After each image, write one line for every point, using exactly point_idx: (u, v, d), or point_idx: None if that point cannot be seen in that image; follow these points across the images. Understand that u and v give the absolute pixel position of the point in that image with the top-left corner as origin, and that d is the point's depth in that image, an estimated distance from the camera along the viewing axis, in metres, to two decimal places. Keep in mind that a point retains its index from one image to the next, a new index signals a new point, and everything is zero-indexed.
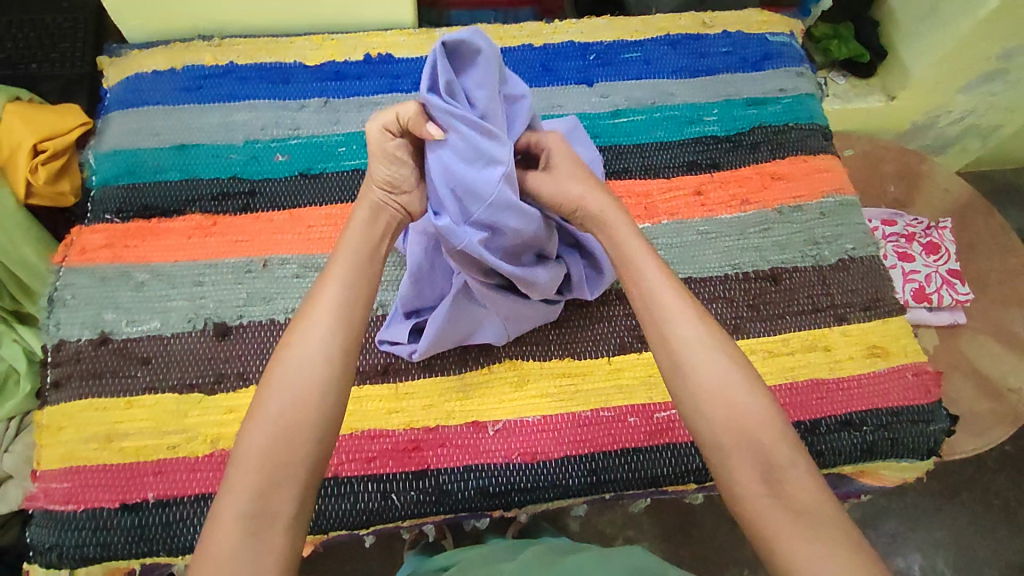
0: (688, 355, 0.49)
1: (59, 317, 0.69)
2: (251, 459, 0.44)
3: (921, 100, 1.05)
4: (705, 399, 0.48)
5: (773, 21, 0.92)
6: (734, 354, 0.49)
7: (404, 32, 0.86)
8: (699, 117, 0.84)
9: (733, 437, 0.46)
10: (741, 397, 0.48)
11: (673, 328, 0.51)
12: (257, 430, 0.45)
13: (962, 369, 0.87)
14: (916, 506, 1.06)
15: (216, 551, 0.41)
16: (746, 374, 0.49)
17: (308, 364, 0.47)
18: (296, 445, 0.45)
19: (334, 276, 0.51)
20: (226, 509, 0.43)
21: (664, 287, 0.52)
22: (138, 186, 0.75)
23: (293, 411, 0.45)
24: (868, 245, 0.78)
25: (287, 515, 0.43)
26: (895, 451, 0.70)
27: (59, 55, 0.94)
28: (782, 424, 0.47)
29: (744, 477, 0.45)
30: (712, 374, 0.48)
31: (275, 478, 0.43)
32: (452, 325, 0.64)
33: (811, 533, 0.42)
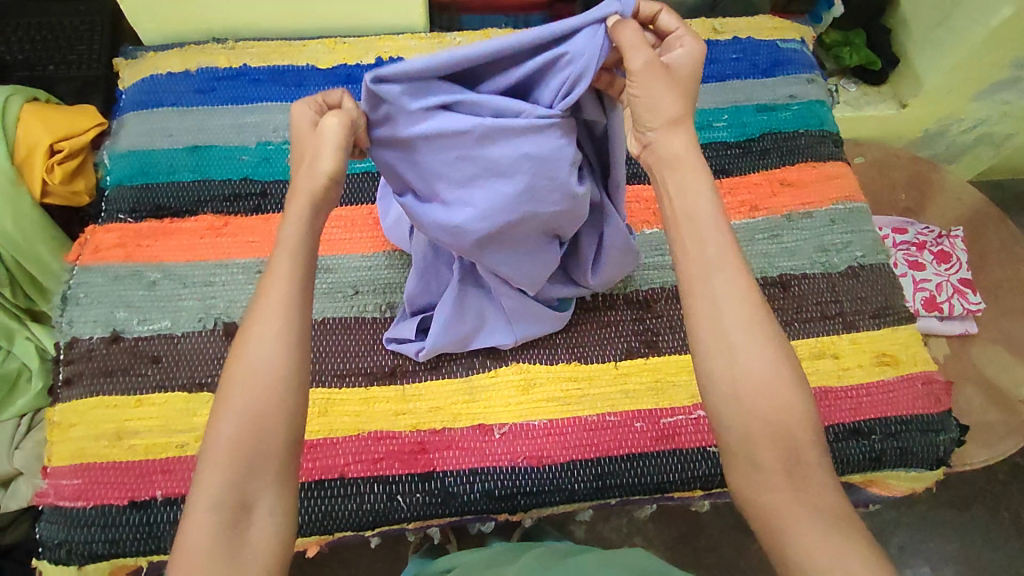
0: (737, 340, 0.45)
1: (72, 315, 0.70)
2: (221, 449, 0.44)
3: (933, 108, 1.04)
4: (746, 386, 0.45)
5: (784, 27, 0.92)
6: (781, 340, 0.46)
7: (416, 36, 0.87)
8: (709, 123, 0.84)
9: (765, 432, 0.44)
10: (778, 390, 0.45)
11: (725, 304, 0.46)
12: (225, 420, 0.44)
13: (973, 379, 0.87)
14: (925, 517, 1.05)
15: (195, 538, 0.42)
16: (788, 364, 0.46)
17: (267, 357, 0.45)
18: (270, 429, 0.44)
19: (278, 271, 0.47)
20: (199, 497, 0.43)
21: (724, 258, 0.47)
22: (151, 186, 0.76)
23: (256, 403, 0.44)
24: (877, 253, 0.78)
25: (264, 500, 0.44)
26: (904, 461, 0.70)
27: (76, 57, 0.95)
28: (815, 420, 0.45)
29: (771, 472, 0.44)
30: (758, 360, 0.45)
31: (250, 467, 0.43)
32: (455, 319, 0.66)
33: (829, 529, 0.42)
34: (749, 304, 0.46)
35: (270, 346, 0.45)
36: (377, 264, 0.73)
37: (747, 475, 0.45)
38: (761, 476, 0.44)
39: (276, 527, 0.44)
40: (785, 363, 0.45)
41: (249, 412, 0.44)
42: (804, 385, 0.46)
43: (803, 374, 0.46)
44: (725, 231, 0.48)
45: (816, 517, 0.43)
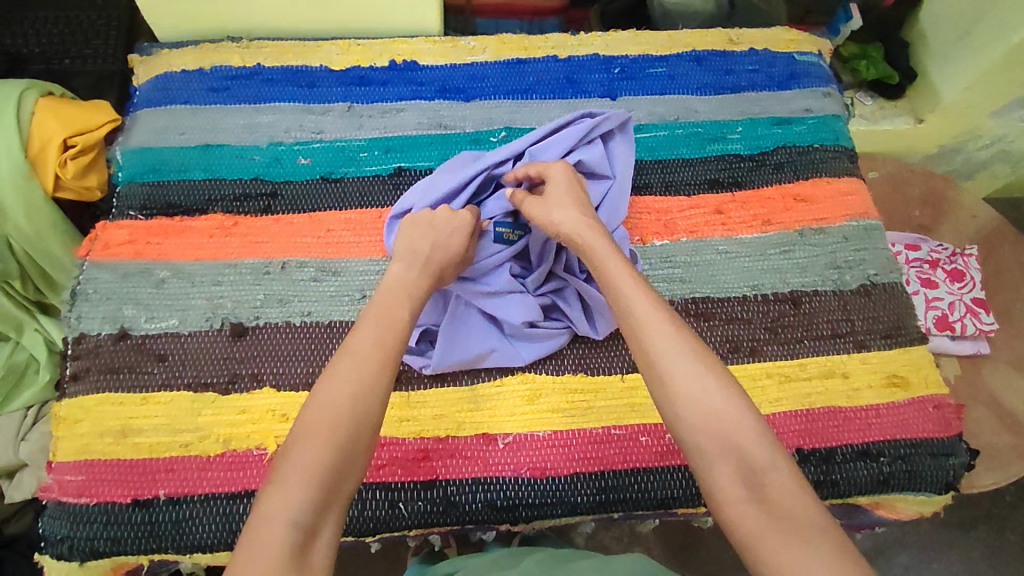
0: (667, 360, 0.51)
1: (80, 311, 0.70)
2: (302, 467, 0.45)
3: (950, 124, 1.03)
4: (685, 408, 0.49)
5: (802, 40, 0.91)
6: (709, 360, 0.51)
7: (430, 40, 0.87)
8: (723, 134, 0.83)
9: (709, 439, 0.47)
10: (714, 398, 0.48)
11: (649, 343, 0.52)
12: (310, 445, 0.46)
13: (983, 401, 0.85)
14: (930, 537, 1.04)
15: (263, 550, 0.41)
16: (721, 382, 0.49)
17: (356, 387, 0.49)
18: (352, 461, 0.47)
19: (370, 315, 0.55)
20: (275, 511, 0.43)
21: (642, 303, 0.54)
22: (163, 184, 0.76)
23: (345, 425, 0.48)
24: (890, 272, 0.77)
25: (328, 526, 0.44)
26: (912, 484, 0.69)
27: (92, 51, 0.96)
28: (761, 424, 0.47)
29: (723, 478, 0.46)
30: (687, 381, 0.49)
31: (327, 493, 0.45)
32: (460, 337, 0.67)
33: (790, 535, 0.42)
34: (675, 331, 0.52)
35: (364, 369, 0.50)
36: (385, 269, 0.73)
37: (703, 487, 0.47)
38: (722, 490, 0.45)
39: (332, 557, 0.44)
40: (716, 376, 0.50)
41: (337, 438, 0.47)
42: (741, 397, 0.49)
43: (742, 387, 0.50)
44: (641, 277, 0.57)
45: (776, 523, 0.43)
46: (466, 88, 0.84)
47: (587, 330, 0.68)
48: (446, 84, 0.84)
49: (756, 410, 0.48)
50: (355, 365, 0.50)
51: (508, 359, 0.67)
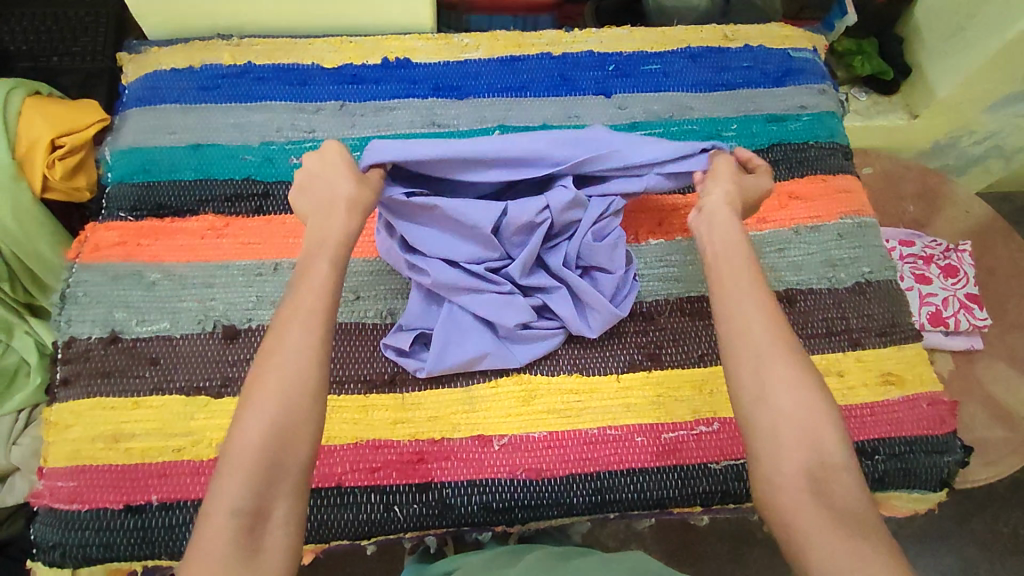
0: (764, 352, 0.52)
1: (70, 314, 0.69)
2: (244, 455, 0.46)
3: (944, 120, 1.03)
4: (774, 393, 0.51)
5: (796, 36, 0.91)
6: (805, 358, 0.52)
7: (423, 37, 0.86)
8: (717, 132, 0.83)
9: (793, 432, 0.49)
10: (806, 396, 0.50)
11: (750, 327, 0.53)
12: (248, 428, 0.47)
13: (977, 396, 0.86)
14: (923, 531, 1.05)
15: (210, 541, 0.44)
16: (813, 379, 0.51)
17: (297, 366, 0.50)
18: (293, 439, 0.48)
19: (311, 280, 0.54)
20: (218, 502, 0.45)
21: (751, 293, 0.55)
22: (153, 185, 0.75)
23: (284, 411, 0.48)
24: (885, 269, 0.77)
25: (279, 508, 0.46)
26: (907, 482, 0.69)
27: (79, 48, 0.94)
28: (841, 427, 0.50)
29: (794, 469, 0.48)
30: (781, 370, 0.51)
31: (270, 478, 0.46)
32: (453, 343, 0.66)
33: (849, 533, 0.45)
34: (775, 325, 0.54)
35: (298, 349, 0.50)
36: (378, 270, 0.72)
37: (768, 471, 0.49)
38: (787, 474, 0.48)
39: (288, 537, 0.46)
40: (809, 377, 0.51)
41: (275, 422, 0.48)
42: (830, 399, 0.51)
43: (829, 390, 0.52)
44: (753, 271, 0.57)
45: (838, 523, 0.46)
46: (459, 86, 0.83)
47: (581, 327, 0.67)
48: (440, 82, 0.83)
49: (838, 414, 0.51)
50: (294, 346, 0.50)
51: (506, 356, 0.67)
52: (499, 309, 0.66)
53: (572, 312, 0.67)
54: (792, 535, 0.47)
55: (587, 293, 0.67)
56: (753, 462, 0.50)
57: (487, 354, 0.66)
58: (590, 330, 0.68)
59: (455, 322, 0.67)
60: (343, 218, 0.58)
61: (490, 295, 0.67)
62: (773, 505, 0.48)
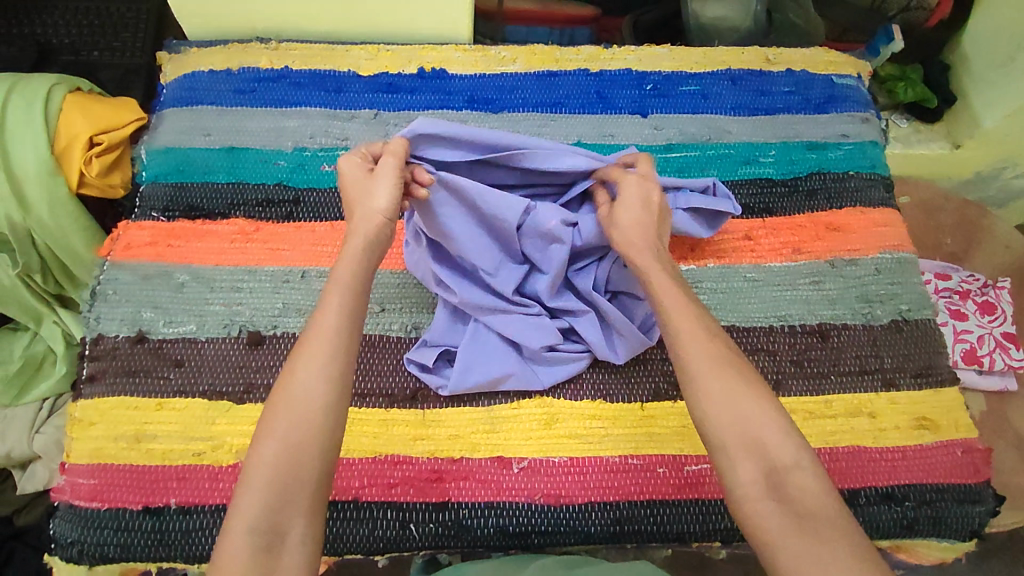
0: (702, 370, 0.52)
1: (99, 311, 0.70)
2: (261, 476, 0.46)
3: (989, 152, 1.00)
4: (714, 407, 0.50)
5: (841, 62, 0.89)
6: (737, 362, 0.52)
7: (460, 48, 0.86)
8: (755, 157, 0.81)
9: (740, 445, 0.49)
10: (747, 407, 0.50)
11: (685, 338, 0.53)
12: (266, 448, 0.47)
13: (1011, 441, 0.83)
14: (944, 572, 1.02)
15: (230, 560, 0.44)
16: (750, 383, 0.51)
17: (310, 388, 0.49)
18: (306, 460, 0.47)
19: (329, 306, 0.52)
20: (237, 522, 0.45)
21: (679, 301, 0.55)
22: (186, 186, 0.76)
23: (299, 428, 0.48)
24: (923, 308, 0.75)
25: (298, 525, 0.46)
26: (936, 530, 0.67)
27: (120, 44, 0.96)
28: (788, 426, 0.49)
29: (749, 479, 0.48)
30: (716, 380, 0.51)
31: (285, 494, 0.46)
32: (478, 363, 0.66)
33: (815, 538, 0.45)
34: (710, 338, 0.53)
35: (314, 373, 0.49)
36: (405, 282, 0.72)
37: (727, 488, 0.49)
38: (743, 485, 0.48)
39: (307, 556, 0.46)
40: (750, 386, 0.51)
41: (289, 442, 0.47)
42: (772, 400, 0.51)
43: (772, 394, 0.51)
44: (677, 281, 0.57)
45: (799, 525, 0.46)
46: (494, 99, 0.83)
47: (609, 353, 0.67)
48: (475, 94, 0.83)
49: (788, 418, 0.50)
50: (305, 367, 0.50)
51: (531, 377, 0.66)
52: (527, 332, 0.65)
53: (599, 337, 0.66)
54: (761, 546, 0.46)
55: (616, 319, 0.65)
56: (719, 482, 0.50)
57: (512, 374, 0.65)
58: (618, 357, 0.67)
59: (482, 341, 0.67)
60: (358, 245, 0.56)
61: (518, 315, 0.66)
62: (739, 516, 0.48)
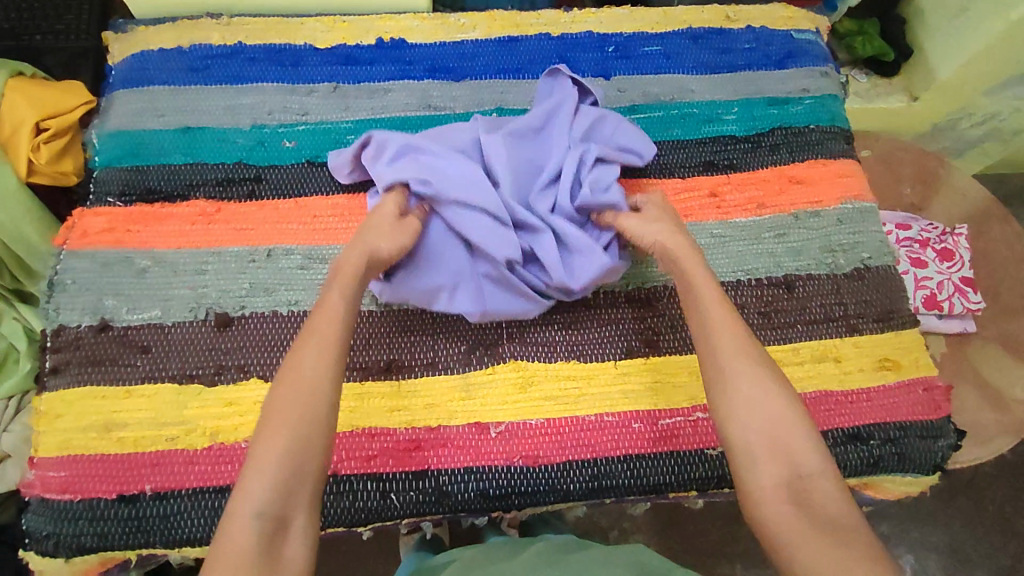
0: (730, 369, 0.53)
1: (58, 302, 0.68)
2: (265, 465, 0.46)
3: (945, 102, 1.02)
4: (742, 408, 0.52)
5: (799, 16, 0.89)
6: (770, 367, 0.53)
7: (418, 16, 0.84)
8: (718, 115, 0.81)
9: (764, 446, 0.50)
10: (774, 409, 0.51)
11: (718, 340, 0.55)
12: (269, 437, 0.48)
13: (970, 380, 0.86)
14: (912, 510, 1.06)
15: (235, 547, 0.43)
16: (784, 392, 0.52)
17: (317, 377, 0.51)
18: (310, 451, 0.48)
19: (330, 306, 0.55)
20: (245, 508, 0.45)
21: (716, 307, 0.57)
22: (141, 169, 0.74)
23: (303, 417, 0.49)
24: (884, 255, 0.76)
25: (300, 512, 0.46)
26: (901, 466, 0.70)
27: (64, 26, 0.92)
28: (814, 435, 0.50)
29: (770, 482, 0.48)
30: (748, 383, 0.52)
31: (291, 481, 0.46)
32: (431, 269, 0.66)
33: (832, 542, 0.44)
34: (742, 341, 0.55)
35: (321, 364, 0.52)
36: None
37: (747, 485, 0.49)
38: (763, 488, 0.48)
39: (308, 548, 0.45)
40: (779, 392, 0.52)
41: (295, 432, 0.48)
42: (802, 409, 0.52)
43: (801, 400, 0.52)
44: (718, 290, 0.59)
45: (819, 529, 0.45)
46: (455, 67, 0.81)
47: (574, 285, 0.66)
48: (435, 63, 0.81)
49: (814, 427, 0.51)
50: (312, 358, 0.52)
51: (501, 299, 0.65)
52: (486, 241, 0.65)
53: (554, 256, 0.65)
54: (778, 547, 0.46)
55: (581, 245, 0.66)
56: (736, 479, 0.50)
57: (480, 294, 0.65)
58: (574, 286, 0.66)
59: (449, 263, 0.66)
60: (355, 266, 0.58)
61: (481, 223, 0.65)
62: (755, 517, 0.49)
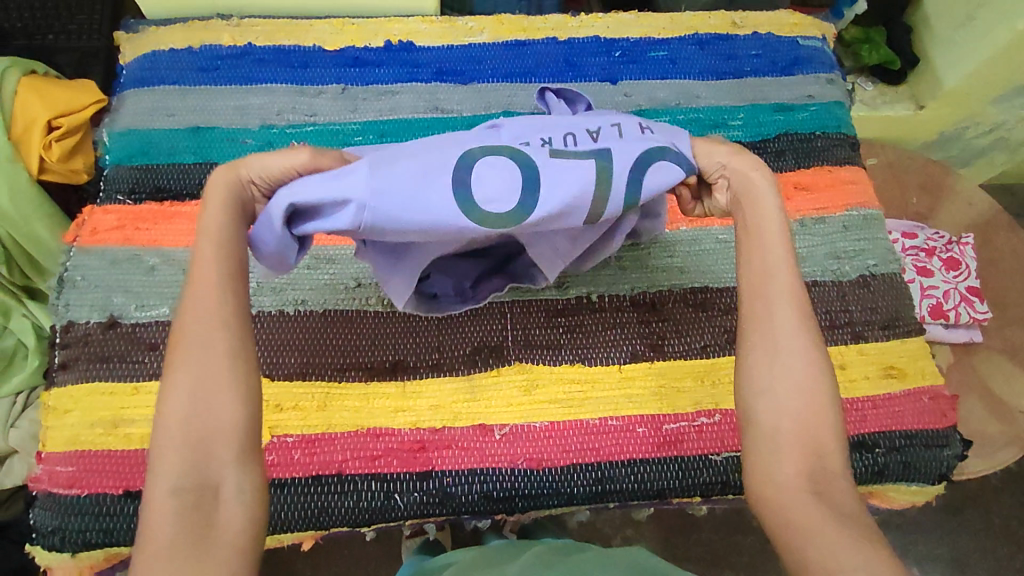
0: (776, 352, 0.50)
1: (68, 299, 0.68)
2: (175, 435, 0.43)
3: (951, 111, 1.02)
4: (781, 389, 0.48)
5: (805, 24, 0.90)
6: (817, 352, 0.50)
7: (426, 19, 0.85)
8: (724, 121, 0.82)
9: (797, 433, 0.47)
10: (813, 397, 0.48)
11: (773, 305, 0.51)
12: (174, 407, 0.44)
13: (976, 390, 0.86)
14: (916, 520, 1.06)
15: (160, 525, 0.41)
16: (826, 382, 0.49)
17: (208, 333, 0.45)
18: (219, 413, 0.44)
19: (201, 256, 0.47)
20: (158, 484, 0.42)
21: (781, 266, 0.52)
22: (151, 167, 0.74)
23: (204, 379, 0.44)
24: (890, 262, 0.77)
25: (230, 477, 0.43)
26: (906, 475, 0.70)
27: (76, 26, 0.93)
28: (842, 431, 0.48)
29: (793, 470, 0.46)
30: (793, 365, 0.49)
31: (202, 449, 0.43)
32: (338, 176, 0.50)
33: (851, 536, 0.43)
34: (798, 312, 0.51)
35: (204, 317, 0.46)
36: None
37: (770, 469, 0.47)
38: (785, 474, 0.46)
39: (245, 508, 0.43)
40: (821, 381, 0.49)
41: (198, 395, 0.44)
42: (837, 403, 0.49)
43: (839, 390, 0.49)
44: (788, 243, 0.53)
45: (837, 525, 0.44)
46: (463, 70, 0.82)
47: (530, 217, 0.51)
48: (443, 66, 0.82)
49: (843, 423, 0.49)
50: (193, 316, 0.46)
51: (428, 211, 0.50)
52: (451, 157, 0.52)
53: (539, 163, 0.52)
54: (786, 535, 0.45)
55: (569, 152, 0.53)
56: (750, 458, 0.48)
57: (373, 219, 0.50)
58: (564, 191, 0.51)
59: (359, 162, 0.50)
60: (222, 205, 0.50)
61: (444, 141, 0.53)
62: (767, 500, 0.47)
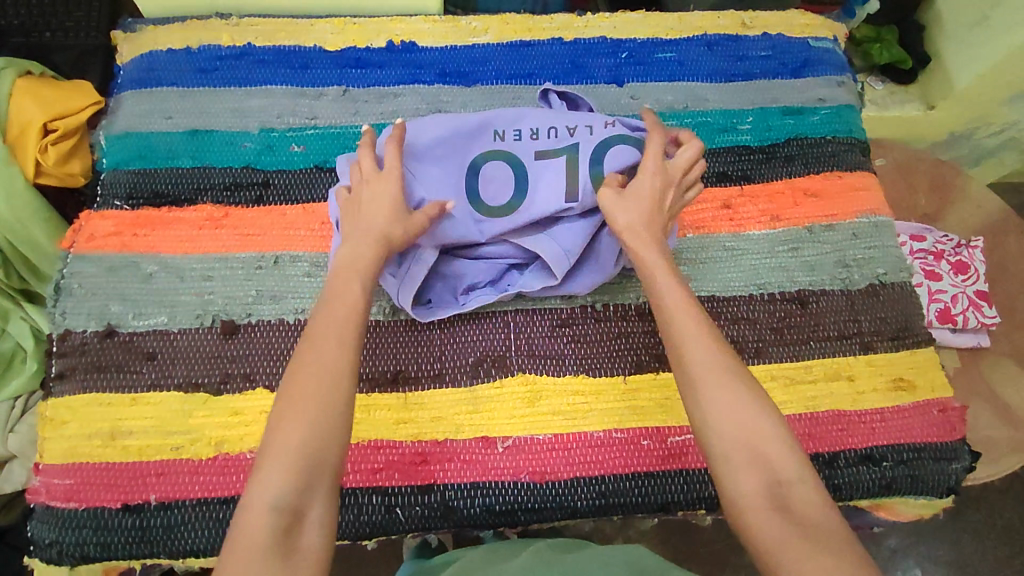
0: (706, 380, 0.49)
1: (65, 307, 0.67)
2: (286, 453, 0.44)
3: (963, 112, 1.00)
4: (714, 418, 0.48)
5: (816, 24, 0.88)
6: (737, 370, 0.50)
7: (429, 19, 0.83)
8: (732, 125, 0.80)
9: (741, 456, 0.47)
10: (745, 416, 0.48)
11: (688, 344, 0.51)
12: (291, 428, 0.45)
13: (983, 396, 0.85)
14: (919, 524, 1.05)
15: (251, 537, 0.42)
16: (753, 396, 0.49)
17: (331, 363, 0.48)
18: (329, 443, 0.46)
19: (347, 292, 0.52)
20: (259, 496, 0.43)
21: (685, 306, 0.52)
22: (149, 172, 0.73)
23: (323, 406, 0.46)
24: (900, 271, 0.75)
25: (315, 505, 0.44)
26: (914, 488, 0.68)
27: (73, 23, 0.91)
28: (787, 435, 0.48)
29: (750, 491, 0.46)
30: (715, 392, 0.49)
31: (308, 474, 0.44)
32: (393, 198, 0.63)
33: (814, 548, 0.43)
34: (711, 341, 0.51)
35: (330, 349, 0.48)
36: None
37: (728, 495, 0.47)
38: (745, 496, 0.46)
39: (323, 537, 0.44)
40: (748, 391, 0.49)
41: (316, 421, 0.46)
42: (771, 410, 0.48)
43: (768, 395, 0.49)
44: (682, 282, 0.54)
45: (801, 537, 0.43)
46: (466, 72, 0.80)
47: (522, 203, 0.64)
48: (446, 67, 0.80)
49: (785, 425, 0.48)
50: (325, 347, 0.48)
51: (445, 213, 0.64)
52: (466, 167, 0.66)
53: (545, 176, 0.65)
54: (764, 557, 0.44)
55: (549, 149, 0.66)
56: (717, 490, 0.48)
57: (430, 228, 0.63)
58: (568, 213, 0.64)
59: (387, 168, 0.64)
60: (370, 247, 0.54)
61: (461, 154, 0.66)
62: (738, 524, 0.46)
